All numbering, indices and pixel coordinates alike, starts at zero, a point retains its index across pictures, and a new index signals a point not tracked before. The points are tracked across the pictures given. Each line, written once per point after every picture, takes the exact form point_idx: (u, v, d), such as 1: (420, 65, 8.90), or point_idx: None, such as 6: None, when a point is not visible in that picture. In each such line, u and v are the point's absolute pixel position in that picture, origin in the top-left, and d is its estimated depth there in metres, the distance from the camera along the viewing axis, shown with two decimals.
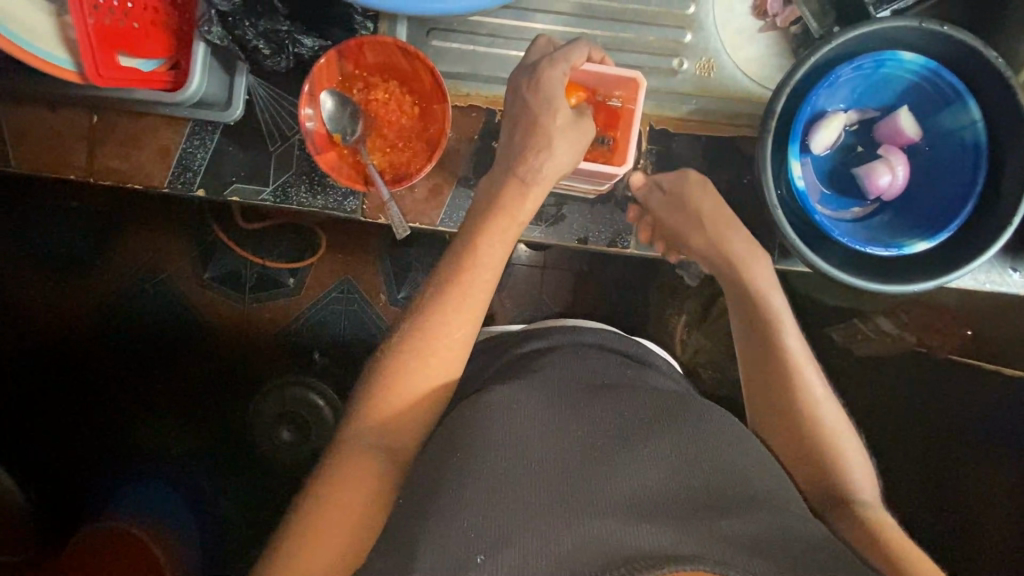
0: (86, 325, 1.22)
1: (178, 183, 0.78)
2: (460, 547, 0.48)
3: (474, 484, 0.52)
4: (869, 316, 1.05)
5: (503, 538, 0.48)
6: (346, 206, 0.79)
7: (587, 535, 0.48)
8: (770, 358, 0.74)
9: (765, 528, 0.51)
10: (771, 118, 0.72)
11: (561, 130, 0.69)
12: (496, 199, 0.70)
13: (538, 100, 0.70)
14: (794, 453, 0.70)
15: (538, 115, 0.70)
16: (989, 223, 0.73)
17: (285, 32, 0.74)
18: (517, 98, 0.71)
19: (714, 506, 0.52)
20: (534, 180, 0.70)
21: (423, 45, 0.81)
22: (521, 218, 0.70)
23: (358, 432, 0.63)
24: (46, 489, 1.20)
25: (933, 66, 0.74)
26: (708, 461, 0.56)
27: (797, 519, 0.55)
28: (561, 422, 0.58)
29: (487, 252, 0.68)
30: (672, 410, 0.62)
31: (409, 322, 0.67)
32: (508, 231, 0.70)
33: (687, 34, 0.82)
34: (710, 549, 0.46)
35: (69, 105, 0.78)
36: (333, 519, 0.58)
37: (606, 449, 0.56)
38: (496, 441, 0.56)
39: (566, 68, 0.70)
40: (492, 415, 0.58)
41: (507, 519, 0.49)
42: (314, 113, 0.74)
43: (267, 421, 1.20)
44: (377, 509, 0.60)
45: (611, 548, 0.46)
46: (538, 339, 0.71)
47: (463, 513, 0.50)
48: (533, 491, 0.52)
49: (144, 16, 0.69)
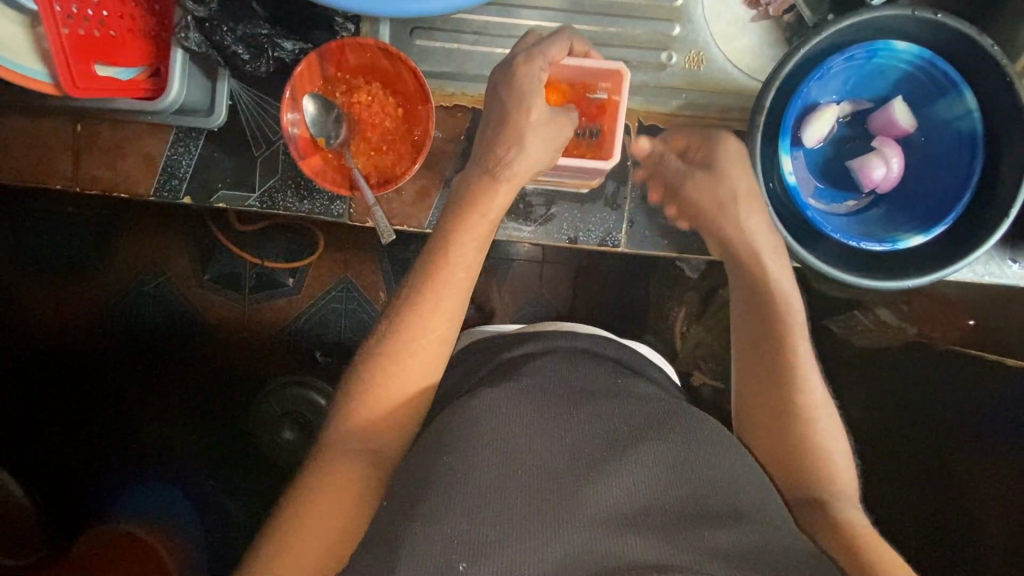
0: (84, 329, 1.23)
1: (164, 190, 0.78)
2: (444, 553, 0.48)
3: (458, 487, 0.52)
4: (868, 307, 1.07)
5: (485, 544, 0.48)
6: (332, 211, 0.78)
7: (568, 551, 0.48)
8: (769, 350, 0.71)
9: (749, 539, 0.52)
10: (759, 113, 0.70)
11: (533, 127, 0.68)
12: (468, 194, 0.69)
13: (507, 96, 0.69)
14: (780, 450, 0.68)
15: (508, 110, 0.69)
16: (986, 216, 0.71)
17: (264, 36, 0.73)
18: (494, 94, 0.71)
19: (701, 514, 0.53)
20: (504, 174, 0.69)
21: (406, 45, 0.79)
22: (492, 216, 0.69)
23: (338, 438, 0.63)
24: (50, 490, 1.21)
25: (928, 55, 0.71)
26: (697, 472, 0.56)
27: (786, 534, 0.56)
28: (546, 427, 0.57)
29: (461, 251, 0.68)
30: (659, 416, 0.61)
31: (387, 322, 0.67)
32: (479, 230, 0.68)
33: (676, 26, 0.80)
34: (693, 559, 0.47)
35: (54, 114, 0.77)
36: (312, 529, 0.58)
37: (590, 455, 0.56)
38: (478, 448, 0.55)
39: (543, 64, 0.69)
40: (473, 416, 0.58)
41: (488, 528, 0.50)
42: (297, 117, 0.73)
43: (268, 421, 1.19)
44: (357, 519, 0.60)
45: (593, 562, 0.47)
46: (526, 344, 0.71)
47: (450, 515, 0.50)
48: (519, 498, 0.52)
49: (122, 24, 0.69)
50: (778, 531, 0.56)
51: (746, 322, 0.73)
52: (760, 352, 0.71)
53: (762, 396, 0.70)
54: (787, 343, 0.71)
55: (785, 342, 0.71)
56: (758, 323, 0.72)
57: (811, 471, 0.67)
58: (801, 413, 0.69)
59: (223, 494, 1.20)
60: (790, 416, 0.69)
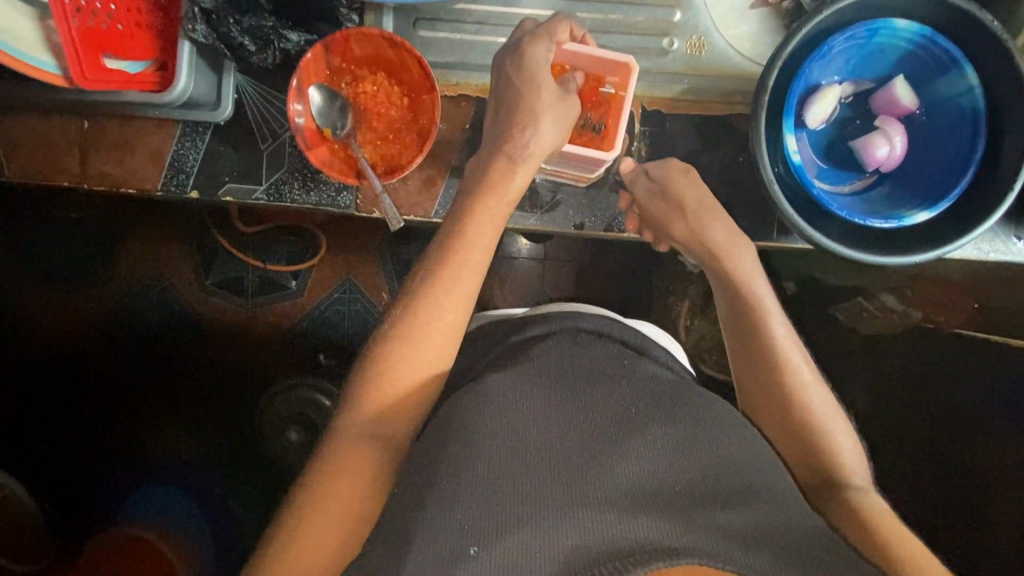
0: (88, 336, 1.22)
1: (171, 186, 0.78)
2: (456, 537, 0.48)
3: (470, 472, 0.52)
4: (874, 293, 1.04)
5: (498, 527, 0.48)
6: (339, 202, 0.79)
7: (582, 533, 0.47)
8: (757, 347, 0.74)
9: (760, 519, 0.51)
10: (764, 92, 0.70)
11: (545, 107, 0.69)
12: (484, 179, 0.70)
13: (515, 77, 0.70)
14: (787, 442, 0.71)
15: (518, 93, 0.70)
16: (989, 192, 0.72)
17: (270, 28, 0.74)
18: (500, 80, 0.71)
19: (712, 496, 0.52)
20: (521, 156, 0.69)
21: (409, 35, 0.80)
22: (509, 198, 0.70)
23: (348, 424, 0.63)
24: (56, 498, 1.20)
25: (929, 32, 0.72)
26: (711, 452, 0.56)
27: (796, 514, 0.55)
28: (557, 413, 0.58)
29: (476, 234, 0.68)
30: (674, 402, 0.61)
31: (401, 304, 0.67)
32: (496, 212, 0.69)
33: (677, 12, 0.80)
34: (706, 541, 0.46)
35: (60, 111, 0.78)
36: (325, 514, 0.58)
37: (605, 437, 0.56)
38: (491, 432, 0.55)
39: (550, 45, 0.70)
40: (488, 401, 0.58)
41: (504, 502, 0.50)
42: (303, 108, 0.74)
43: (274, 421, 1.19)
44: (368, 507, 0.60)
45: (610, 545, 0.46)
46: (535, 326, 0.70)
47: (463, 501, 0.50)
48: (535, 481, 0.51)
49: (128, 18, 0.69)
50: (790, 507, 0.56)
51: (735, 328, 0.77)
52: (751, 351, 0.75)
53: (760, 391, 0.73)
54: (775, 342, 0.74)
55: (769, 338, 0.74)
56: (745, 323, 0.76)
57: (819, 459, 0.69)
58: (796, 404, 0.71)
59: (229, 498, 1.19)
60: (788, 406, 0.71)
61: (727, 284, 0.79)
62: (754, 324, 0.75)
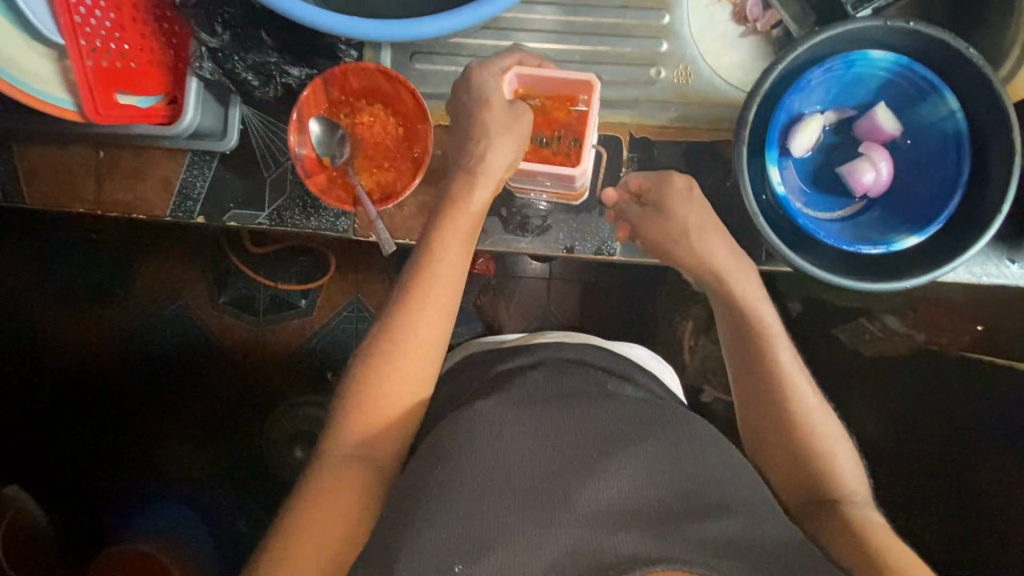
0: (105, 352, 1.28)
1: (179, 212, 0.82)
2: (442, 558, 0.49)
3: (457, 491, 0.53)
4: (876, 314, 1.06)
5: (480, 549, 0.49)
6: (338, 226, 0.82)
7: (562, 545, 0.48)
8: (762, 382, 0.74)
9: (736, 532, 0.51)
10: (744, 127, 0.71)
11: (494, 121, 0.72)
12: (447, 198, 0.73)
13: (470, 102, 0.74)
14: (781, 463, 0.73)
15: (471, 115, 0.73)
16: (975, 218, 0.73)
17: (273, 63, 0.77)
18: (459, 106, 0.75)
19: (688, 509, 0.53)
20: (480, 171, 0.72)
21: (407, 69, 0.84)
22: (475, 211, 0.73)
23: (337, 446, 0.66)
24: (77, 510, 1.25)
25: (904, 61, 0.74)
26: (686, 472, 0.56)
27: (774, 523, 0.55)
28: (535, 439, 0.57)
29: (443, 247, 0.71)
30: (650, 423, 0.60)
31: (381, 324, 0.70)
32: (459, 229, 0.72)
33: (664, 43, 0.83)
34: (682, 552, 0.47)
35: (76, 142, 0.82)
36: (318, 532, 0.61)
37: (576, 460, 0.56)
38: (471, 459, 0.56)
39: (493, 70, 0.74)
40: (470, 432, 0.58)
41: (489, 525, 0.50)
42: (303, 139, 0.78)
43: (280, 441, 1.24)
44: (358, 527, 0.62)
45: (587, 560, 0.47)
46: (518, 356, 0.72)
47: (443, 524, 0.51)
48: (518, 500, 0.52)
49: (141, 57, 0.74)
50: (766, 518, 0.55)
51: (734, 354, 0.77)
52: (752, 368, 0.75)
53: (763, 432, 0.74)
54: (768, 351, 0.75)
55: (776, 365, 0.74)
56: (747, 355, 0.76)
57: (810, 481, 0.71)
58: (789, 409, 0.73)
59: (237, 517, 1.23)
60: (781, 434, 0.73)
61: (727, 307, 0.78)
62: (750, 335, 0.76)
